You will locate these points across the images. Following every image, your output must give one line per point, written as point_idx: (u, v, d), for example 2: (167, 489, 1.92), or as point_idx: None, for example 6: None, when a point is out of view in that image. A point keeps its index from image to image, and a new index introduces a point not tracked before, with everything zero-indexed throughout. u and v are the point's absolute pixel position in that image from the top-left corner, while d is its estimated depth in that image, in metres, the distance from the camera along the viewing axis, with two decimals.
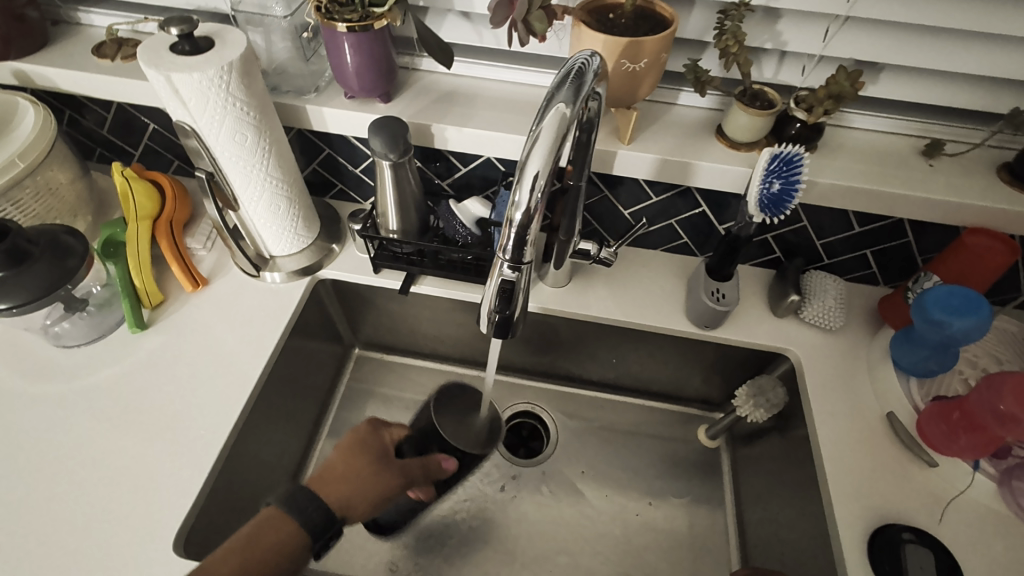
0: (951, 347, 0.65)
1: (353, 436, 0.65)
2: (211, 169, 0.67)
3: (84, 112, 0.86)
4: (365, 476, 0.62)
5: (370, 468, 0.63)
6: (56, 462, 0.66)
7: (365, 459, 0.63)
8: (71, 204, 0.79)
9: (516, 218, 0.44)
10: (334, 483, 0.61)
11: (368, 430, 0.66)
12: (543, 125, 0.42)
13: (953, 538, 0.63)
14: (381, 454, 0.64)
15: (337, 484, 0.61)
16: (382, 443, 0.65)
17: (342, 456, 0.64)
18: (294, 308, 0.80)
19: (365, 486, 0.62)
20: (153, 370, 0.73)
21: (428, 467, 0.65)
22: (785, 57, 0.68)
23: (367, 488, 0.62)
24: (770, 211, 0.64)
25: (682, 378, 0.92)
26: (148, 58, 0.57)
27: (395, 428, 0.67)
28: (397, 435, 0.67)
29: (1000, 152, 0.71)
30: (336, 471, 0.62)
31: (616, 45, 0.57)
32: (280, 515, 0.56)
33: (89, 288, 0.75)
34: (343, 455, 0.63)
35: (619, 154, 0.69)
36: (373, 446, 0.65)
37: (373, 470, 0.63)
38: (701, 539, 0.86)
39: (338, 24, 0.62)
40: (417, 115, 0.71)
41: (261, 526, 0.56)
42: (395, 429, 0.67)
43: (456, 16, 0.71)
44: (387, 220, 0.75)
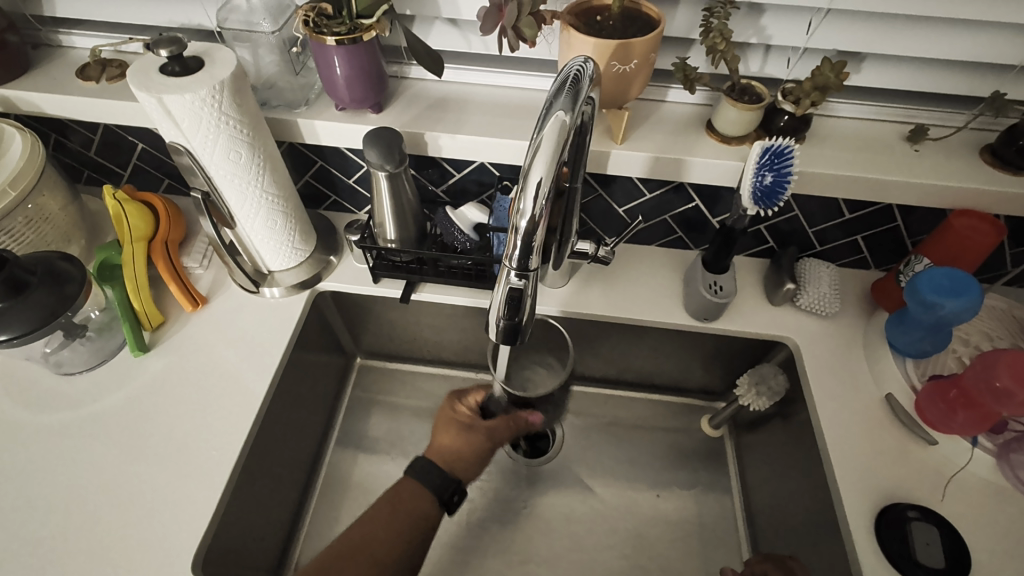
0: (944, 328, 0.67)
1: (441, 410, 0.77)
2: (206, 188, 0.66)
3: (71, 135, 0.85)
4: (464, 446, 0.73)
5: (463, 437, 0.74)
6: (66, 489, 0.66)
7: (455, 431, 0.74)
8: (63, 229, 0.78)
9: (521, 225, 0.45)
10: (440, 448, 0.73)
11: (449, 407, 0.77)
12: (543, 133, 0.42)
13: (956, 513, 0.64)
14: (463, 420, 0.75)
15: (446, 458, 0.73)
16: (461, 415, 0.75)
17: (438, 437, 0.74)
18: (296, 320, 0.80)
19: (468, 448, 0.73)
20: (158, 393, 0.73)
21: (514, 420, 0.76)
22: (769, 51, 0.69)
23: (469, 450, 0.73)
24: (763, 203, 0.65)
25: (684, 370, 0.93)
26: (139, 81, 0.56)
27: (469, 396, 0.78)
28: (475, 399, 0.78)
29: (982, 134, 0.72)
30: (440, 447, 0.73)
31: (606, 47, 0.57)
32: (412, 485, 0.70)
33: (89, 313, 0.74)
34: (438, 433, 0.75)
35: (612, 153, 0.70)
36: (458, 417, 0.75)
37: (466, 436, 0.74)
38: (709, 526, 0.87)
39: (327, 37, 0.62)
40: (410, 124, 0.72)
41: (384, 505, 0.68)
42: (474, 394, 0.79)
43: (443, 23, 0.71)
44: (384, 230, 0.75)
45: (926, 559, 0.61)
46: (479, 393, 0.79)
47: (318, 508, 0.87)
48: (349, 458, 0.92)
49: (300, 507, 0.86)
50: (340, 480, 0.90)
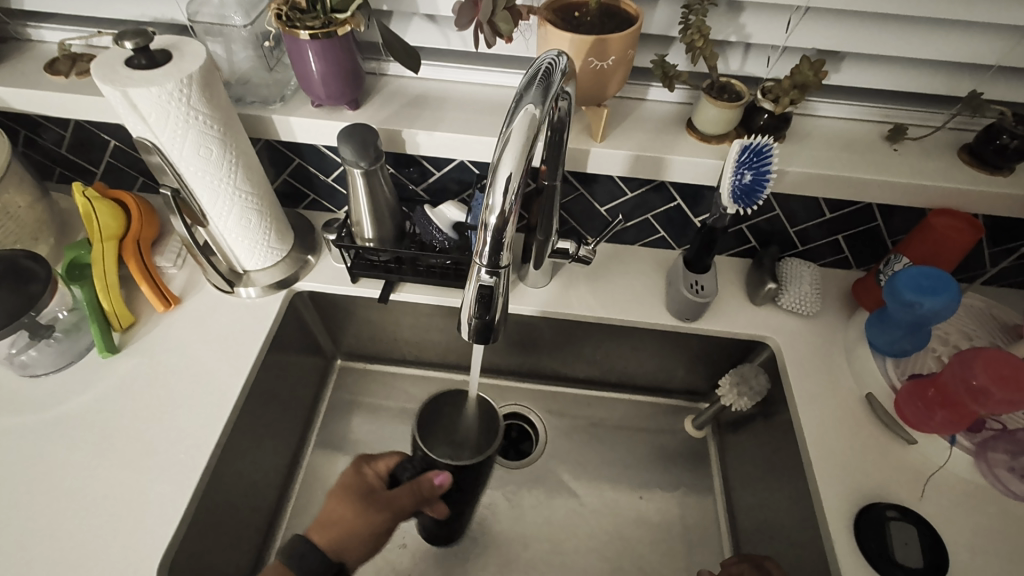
0: (923, 327, 0.67)
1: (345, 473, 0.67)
2: (176, 185, 0.65)
3: (40, 132, 0.83)
4: (358, 518, 0.64)
5: (360, 510, 0.64)
6: (28, 495, 0.63)
7: (354, 501, 0.65)
8: (30, 227, 0.76)
9: (491, 221, 0.44)
10: (331, 523, 0.64)
11: (355, 470, 0.68)
12: (513, 126, 0.41)
13: (935, 512, 0.64)
14: (368, 489, 0.66)
15: (333, 535, 0.63)
16: (367, 481, 0.67)
17: (332, 509, 0.65)
18: (273, 321, 0.78)
19: (361, 525, 0.63)
20: (127, 395, 0.71)
21: (417, 488, 0.65)
22: (749, 49, 0.69)
23: (364, 526, 0.63)
24: (743, 202, 0.65)
25: (667, 370, 0.92)
26: (103, 74, 0.55)
27: (379, 461, 0.69)
28: (384, 463, 0.68)
29: (960, 134, 0.72)
30: (334, 520, 0.64)
31: (583, 43, 0.56)
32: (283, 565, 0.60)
33: (55, 313, 0.72)
34: (334, 503, 0.65)
35: (592, 151, 0.69)
36: (361, 485, 0.66)
37: (363, 509, 0.64)
38: (692, 528, 0.87)
39: (301, 31, 0.60)
40: (387, 121, 0.70)
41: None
42: (386, 458, 0.69)
43: (421, 19, 0.71)
44: (361, 229, 0.74)
45: (903, 558, 0.61)
46: (391, 456, 0.69)
47: (295, 513, 0.85)
48: (328, 461, 0.90)
49: (276, 512, 0.84)
50: (318, 484, 0.88)
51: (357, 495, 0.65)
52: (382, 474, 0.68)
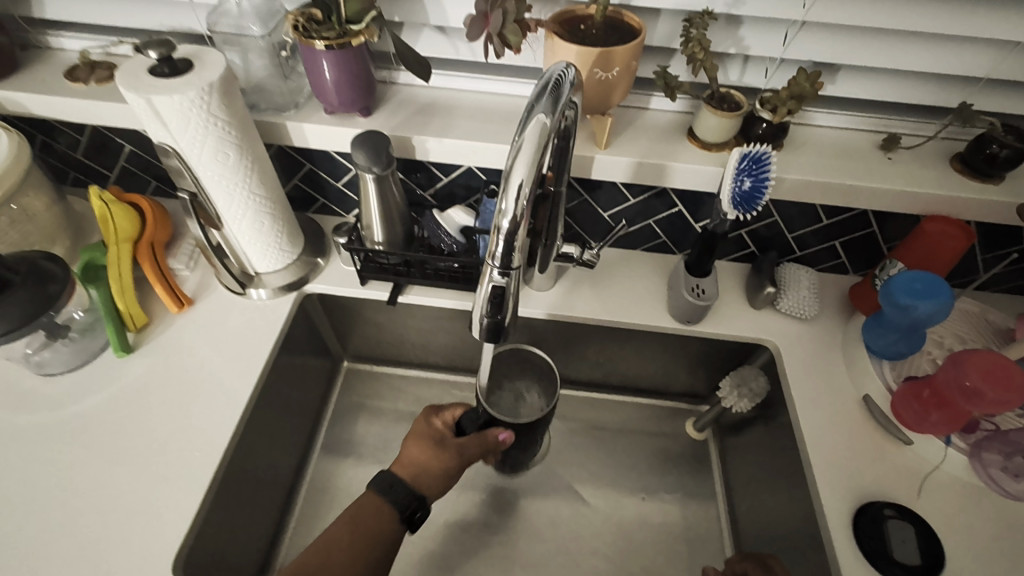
0: (918, 330, 0.69)
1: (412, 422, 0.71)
2: (193, 189, 0.67)
3: (57, 136, 0.85)
4: (434, 462, 0.68)
5: (436, 455, 0.68)
6: (43, 491, 0.65)
7: (427, 444, 0.69)
8: (48, 230, 0.78)
9: (503, 224, 0.46)
10: (409, 463, 0.68)
11: (426, 420, 0.72)
12: (525, 135, 0.43)
13: (932, 511, 0.66)
14: (438, 436, 0.70)
15: (412, 473, 0.67)
16: (437, 429, 0.71)
17: (407, 455, 0.69)
18: (283, 322, 0.80)
19: (435, 463, 0.68)
20: (141, 394, 0.73)
21: (485, 441, 0.71)
22: (748, 61, 0.72)
23: (438, 467, 0.68)
24: (743, 208, 0.67)
25: (668, 373, 0.94)
26: (127, 82, 0.57)
27: (446, 412, 0.74)
28: (452, 413, 0.74)
29: (952, 144, 0.75)
30: (410, 459, 0.68)
31: (589, 55, 0.59)
32: (375, 499, 0.65)
33: (71, 314, 0.74)
34: (408, 449, 0.69)
35: (596, 158, 0.71)
36: (432, 432, 0.71)
37: (434, 452, 0.68)
38: (694, 529, 0.88)
39: (316, 41, 0.63)
40: (398, 128, 0.73)
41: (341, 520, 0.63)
42: (453, 409, 0.74)
43: (431, 30, 0.73)
44: (372, 232, 0.76)
45: (902, 556, 0.62)
46: (459, 408, 0.74)
47: (302, 512, 0.86)
48: (335, 462, 0.91)
49: (284, 511, 0.85)
50: (326, 484, 0.89)
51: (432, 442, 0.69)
52: (450, 420, 0.73)
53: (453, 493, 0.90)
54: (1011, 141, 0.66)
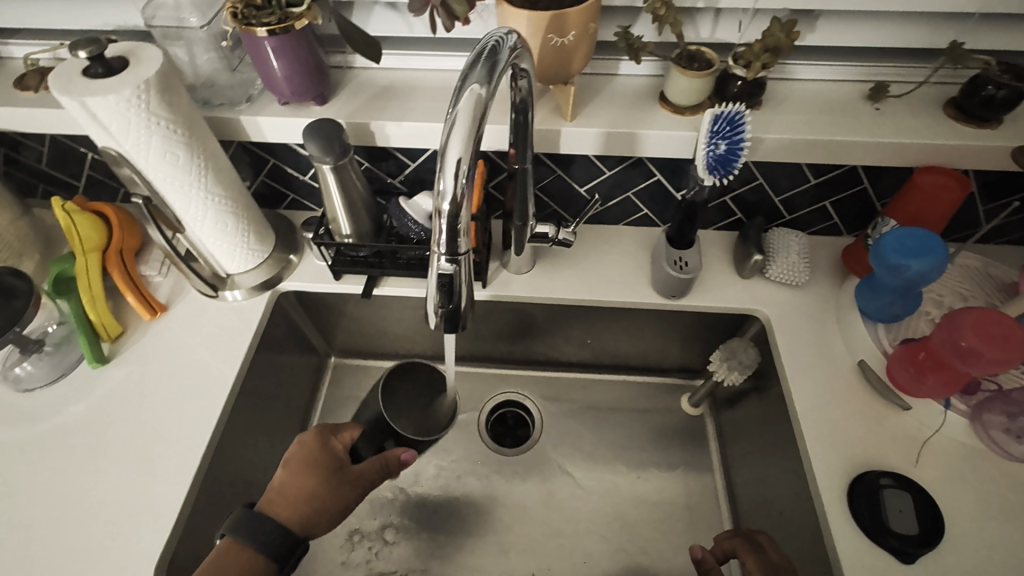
0: (913, 290, 0.65)
1: (303, 445, 0.66)
2: (147, 194, 0.65)
3: (20, 148, 0.84)
4: (319, 491, 0.65)
5: (327, 484, 0.65)
6: (26, 504, 0.65)
7: (319, 476, 0.65)
8: (16, 244, 0.77)
9: (444, 207, 0.43)
10: (292, 481, 0.65)
11: (318, 444, 0.67)
12: (459, 107, 0.40)
13: (929, 477, 0.64)
14: (334, 466, 0.66)
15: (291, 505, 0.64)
16: (331, 458, 0.66)
17: (294, 474, 0.65)
18: (258, 322, 0.78)
19: (326, 505, 0.64)
20: (119, 404, 0.72)
21: (384, 464, 0.67)
22: (720, 15, 0.67)
23: (327, 501, 0.65)
24: (719, 172, 0.63)
25: (660, 349, 0.91)
26: (60, 85, 0.55)
27: (344, 432, 0.69)
28: (348, 437, 0.68)
29: (945, 88, 0.70)
30: (298, 491, 0.64)
31: (541, 20, 0.55)
32: (237, 542, 0.60)
33: (44, 327, 0.75)
34: (292, 474, 0.65)
35: (562, 131, 0.68)
36: (324, 462, 0.66)
37: (326, 484, 0.65)
38: (692, 505, 0.86)
39: (257, 28, 0.60)
40: (355, 114, 0.70)
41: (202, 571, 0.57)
42: (350, 431, 0.68)
43: (382, 8, 0.70)
44: (338, 225, 0.74)
45: (899, 526, 0.60)
46: (352, 431, 0.69)
47: None
48: None
49: None
50: None
51: (307, 463, 0.65)
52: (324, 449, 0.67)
53: (446, 482, 0.90)
54: (1008, 81, 0.61)
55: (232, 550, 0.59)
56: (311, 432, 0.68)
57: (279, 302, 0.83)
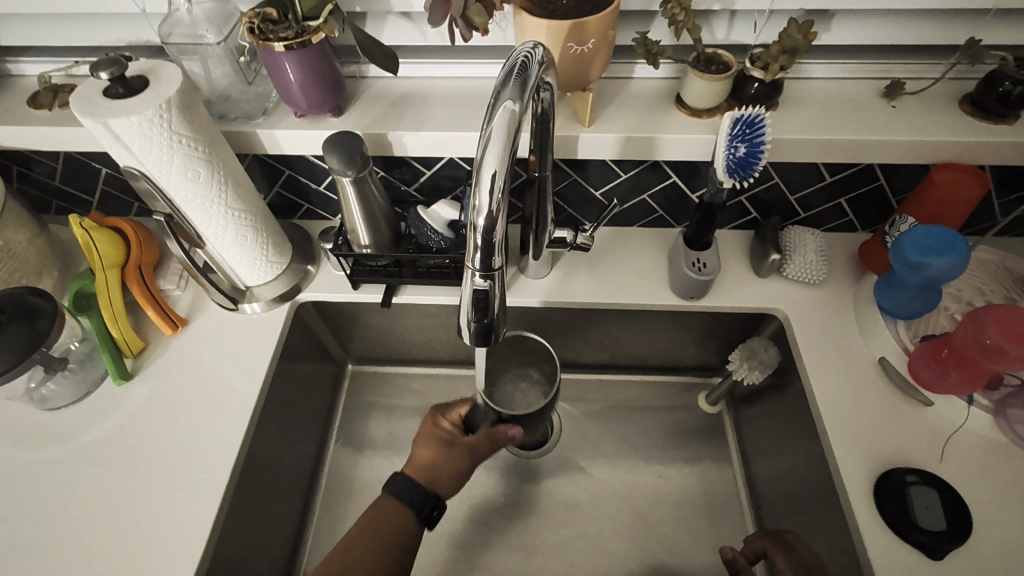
0: (934, 287, 0.65)
1: (426, 422, 0.74)
2: (168, 211, 0.65)
3: (33, 165, 0.83)
4: (441, 458, 0.71)
5: (444, 454, 0.71)
6: (58, 523, 0.65)
7: (437, 447, 0.71)
8: (33, 262, 0.77)
9: (479, 222, 0.43)
10: (418, 457, 0.71)
11: (432, 422, 0.74)
12: (493, 125, 0.41)
13: (954, 472, 0.64)
14: (449, 436, 0.72)
15: (422, 473, 0.70)
16: (445, 430, 0.73)
17: (417, 449, 0.72)
18: (279, 334, 0.79)
19: (449, 468, 0.70)
20: (145, 420, 0.72)
21: (495, 436, 0.74)
22: (735, 16, 0.67)
23: (449, 469, 0.70)
24: (738, 175, 0.63)
25: (678, 348, 0.91)
26: (82, 107, 0.55)
27: (455, 409, 0.77)
28: (460, 411, 0.76)
29: (960, 84, 0.70)
30: (420, 466, 0.71)
31: (560, 29, 0.55)
32: (387, 505, 0.68)
33: (67, 345, 0.73)
34: (417, 449, 0.72)
35: (581, 137, 0.68)
36: (440, 433, 0.73)
37: (446, 451, 0.71)
38: (714, 503, 0.87)
39: (274, 43, 0.59)
40: (373, 125, 0.70)
41: (357, 532, 0.65)
42: (458, 408, 0.76)
43: (397, 17, 0.70)
44: (357, 236, 0.74)
45: (927, 523, 0.60)
46: (462, 406, 0.77)
47: (321, 518, 0.87)
48: (349, 466, 0.91)
49: (302, 519, 0.86)
50: (339, 490, 0.89)
51: (428, 439, 0.72)
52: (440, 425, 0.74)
53: (468, 487, 0.90)
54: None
55: (385, 513, 0.67)
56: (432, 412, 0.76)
57: (296, 312, 0.83)
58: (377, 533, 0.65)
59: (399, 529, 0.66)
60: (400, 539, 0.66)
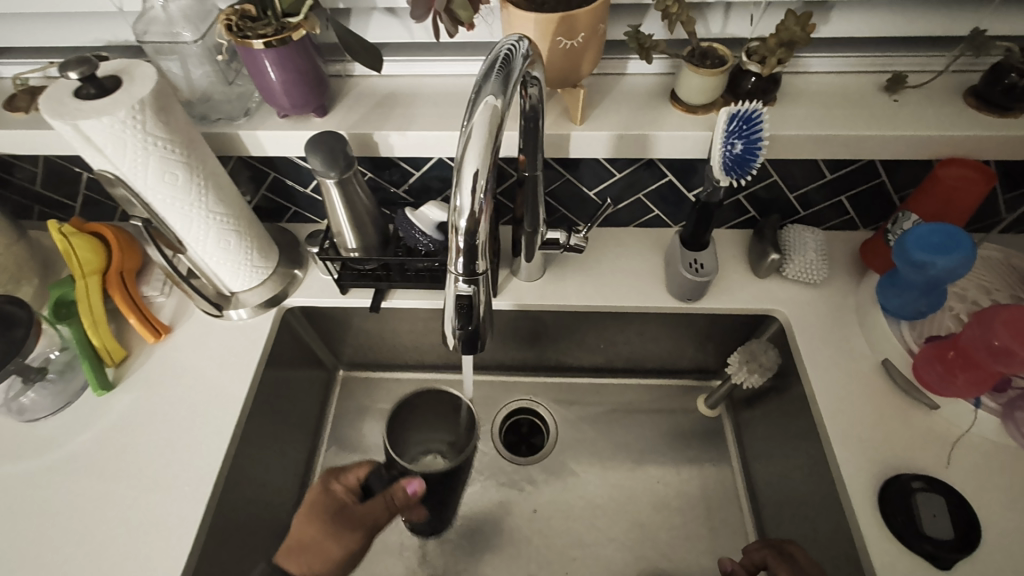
0: (938, 286, 0.63)
1: (311, 491, 0.65)
2: (146, 216, 0.63)
3: (13, 170, 0.81)
4: (328, 541, 0.62)
5: (328, 530, 0.62)
6: (36, 538, 0.63)
7: (322, 523, 0.63)
8: (12, 269, 0.75)
9: (461, 224, 0.41)
10: (303, 534, 0.63)
11: (321, 487, 0.65)
12: (474, 122, 0.39)
13: (961, 478, 0.62)
14: (336, 507, 0.64)
15: (308, 562, 0.62)
16: (336, 498, 0.64)
17: (300, 522, 0.64)
18: (266, 340, 0.77)
19: (334, 552, 0.62)
20: (127, 431, 0.70)
21: (392, 498, 0.63)
22: (730, 9, 0.65)
23: (333, 548, 0.62)
24: (735, 173, 0.61)
25: (675, 351, 0.89)
26: (52, 108, 0.52)
27: (346, 475, 0.66)
28: (355, 475, 0.66)
29: (963, 77, 0.68)
30: (308, 544, 0.62)
31: (549, 22, 0.53)
32: None
33: (45, 355, 0.72)
34: (302, 524, 0.63)
35: (572, 135, 0.65)
36: (329, 504, 0.64)
37: (333, 531, 0.62)
38: (713, 509, 0.85)
39: (254, 41, 0.57)
40: (357, 125, 0.68)
41: None
42: (355, 470, 0.66)
43: (381, 13, 0.67)
44: (344, 239, 0.72)
45: (933, 531, 0.58)
46: (361, 467, 0.67)
47: None
48: None
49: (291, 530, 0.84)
50: None
51: (314, 511, 0.63)
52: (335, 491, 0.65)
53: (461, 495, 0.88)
54: None
55: None
56: (325, 475, 0.67)
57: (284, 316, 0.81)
58: None
59: None
60: None
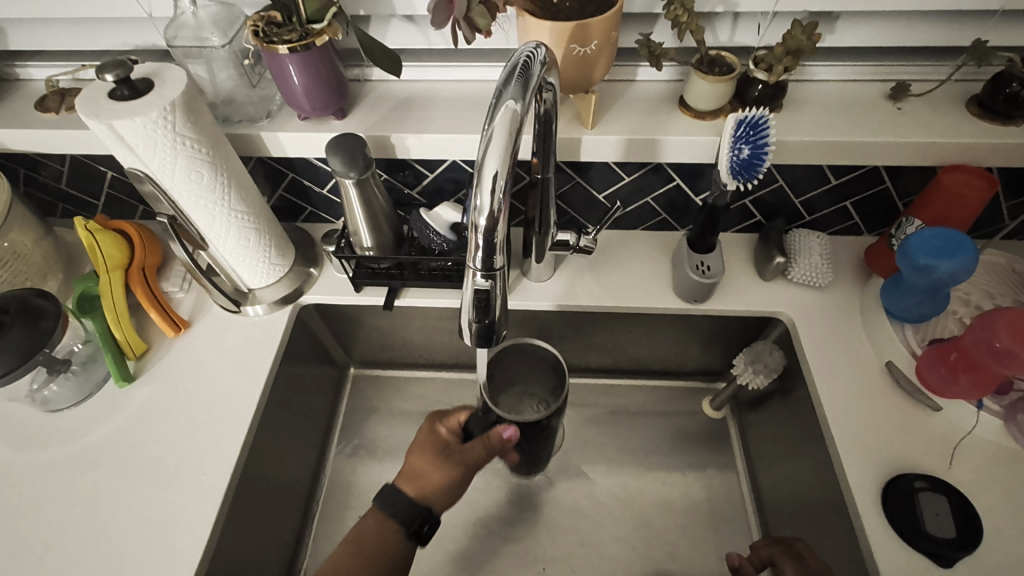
0: (941, 289, 0.64)
1: (420, 431, 0.71)
2: (172, 213, 0.65)
3: (40, 168, 0.84)
4: (435, 474, 0.67)
5: (437, 464, 0.68)
6: (58, 525, 0.65)
7: (431, 456, 0.68)
8: (38, 264, 0.78)
9: (480, 222, 0.43)
10: (413, 467, 0.68)
11: (429, 427, 0.71)
12: (495, 124, 0.41)
13: (964, 479, 0.63)
14: (442, 444, 0.69)
15: (417, 489, 0.67)
16: (441, 437, 0.70)
17: (410, 457, 0.69)
18: (281, 336, 0.79)
19: (440, 484, 0.66)
20: (146, 422, 0.72)
21: (490, 441, 0.68)
22: (738, 18, 0.67)
23: (440, 482, 0.67)
24: (742, 177, 0.62)
25: (681, 352, 0.91)
26: (87, 109, 0.55)
27: (452, 417, 0.72)
28: (459, 419, 0.72)
29: (966, 86, 0.70)
30: (415, 474, 0.68)
31: (563, 30, 0.55)
32: (377, 515, 0.66)
33: (69, 347, 0.74)
34: (411, 458, 0.69)
35: (584, 139, 0.67)
36: (436, 441, 0.70)
37: (440, 464, 0.67)
38: (718, 510, 0.86)
39: (279, 46, 0.60)
40: (376, 127, 0.70)
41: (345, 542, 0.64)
42: (457, 414, 0.72)
43: (400, 19, 0.70)
44: (360, 238, 0.74)
45: (936, 530, 0.59)
46: (462, 411, 0.72)
47: (321, 522, 0.86)
48: (350, 470, 0.91)
49: (302, 524, 0.86)
50: (340, 494, 0.89)
51: (422, 450, 0.69)
52: (436, 435, 0.71)
53: (469, 492, 0.89)
54: None
55: (374, 524, 0.65)
56: (430, 417, 0.73)
57: (298, 314, 0.82)
58: (360, 546, 0.64)
59: (391, 541, 0.64)
60: (389, 554, 0.64)
